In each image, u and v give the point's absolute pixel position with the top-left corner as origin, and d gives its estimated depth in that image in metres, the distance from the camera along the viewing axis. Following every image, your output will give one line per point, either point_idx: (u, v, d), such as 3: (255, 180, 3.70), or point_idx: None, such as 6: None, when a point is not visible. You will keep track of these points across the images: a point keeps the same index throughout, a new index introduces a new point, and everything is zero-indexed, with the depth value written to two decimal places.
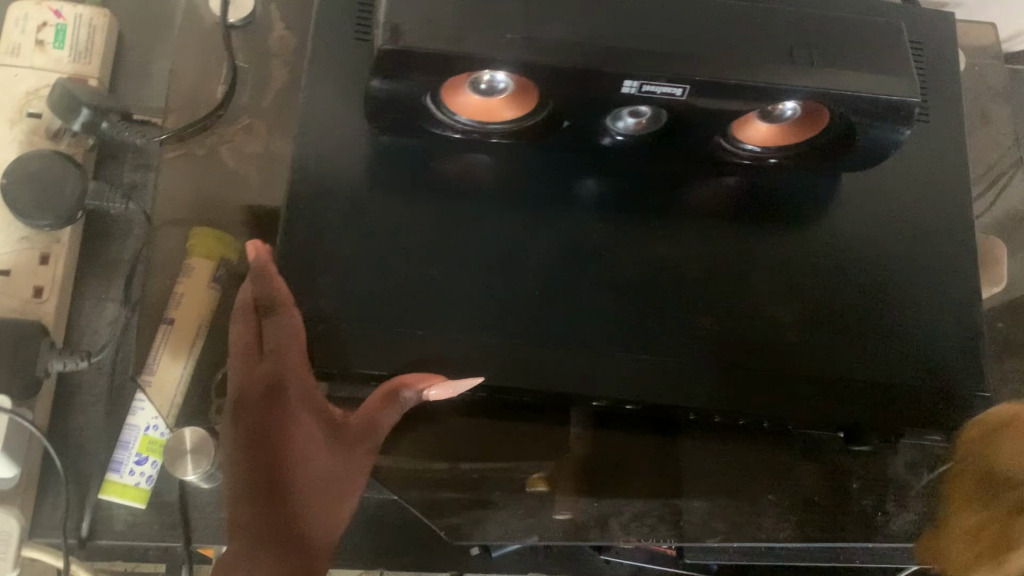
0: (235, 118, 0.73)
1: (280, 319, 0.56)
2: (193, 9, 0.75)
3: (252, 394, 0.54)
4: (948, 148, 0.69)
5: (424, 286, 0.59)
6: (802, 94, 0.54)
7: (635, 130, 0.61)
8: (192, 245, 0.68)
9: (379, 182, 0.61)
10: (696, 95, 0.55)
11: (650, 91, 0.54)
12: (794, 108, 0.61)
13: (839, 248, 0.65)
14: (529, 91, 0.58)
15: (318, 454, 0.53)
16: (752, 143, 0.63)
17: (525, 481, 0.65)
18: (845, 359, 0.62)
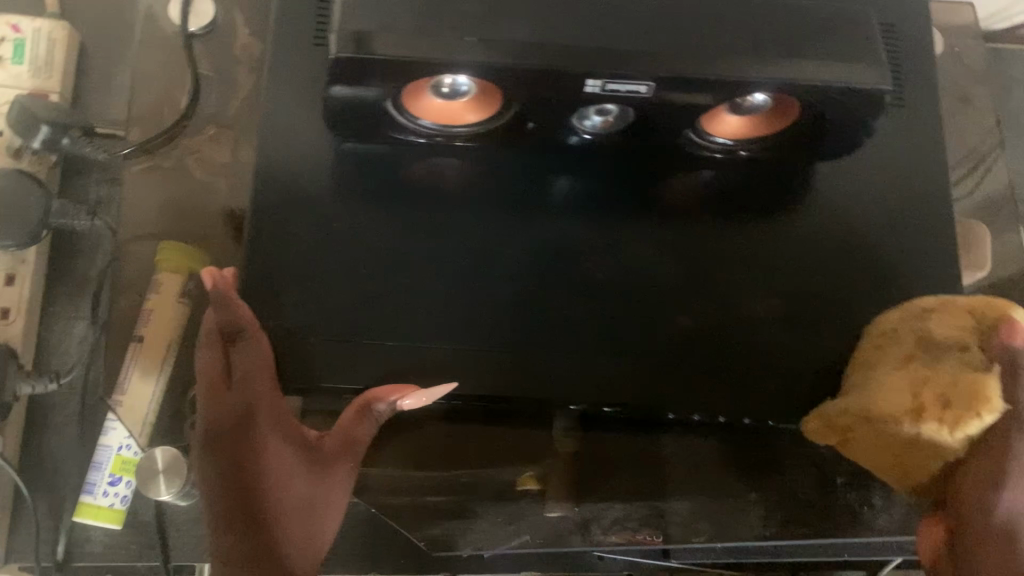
0: (200, 128, 0.73)
1: (244, 348, 0.55)
2: (153, 19, 0.74)
3: (222, 420, 0.55)
4: (927, 133, 0.67)
5: (393, 295, 0.58)
6: (771, 86, 0.52)
7: (603, 128, 0.60)
8: (159, 260, 0.67)
9: (344, 191, 0.60)
10: (662, 91, 0.53)
11: (614, 90, 0.52)
12: (764, 99, 0.59)
13: (816, 239, 0.63)
14: (493, 91, 0.56)
15: (295, 478, 0.55)
16: (723, 136, 0.61)
17: (515, 481, 0.64)
18: (825, 353, 0.61)
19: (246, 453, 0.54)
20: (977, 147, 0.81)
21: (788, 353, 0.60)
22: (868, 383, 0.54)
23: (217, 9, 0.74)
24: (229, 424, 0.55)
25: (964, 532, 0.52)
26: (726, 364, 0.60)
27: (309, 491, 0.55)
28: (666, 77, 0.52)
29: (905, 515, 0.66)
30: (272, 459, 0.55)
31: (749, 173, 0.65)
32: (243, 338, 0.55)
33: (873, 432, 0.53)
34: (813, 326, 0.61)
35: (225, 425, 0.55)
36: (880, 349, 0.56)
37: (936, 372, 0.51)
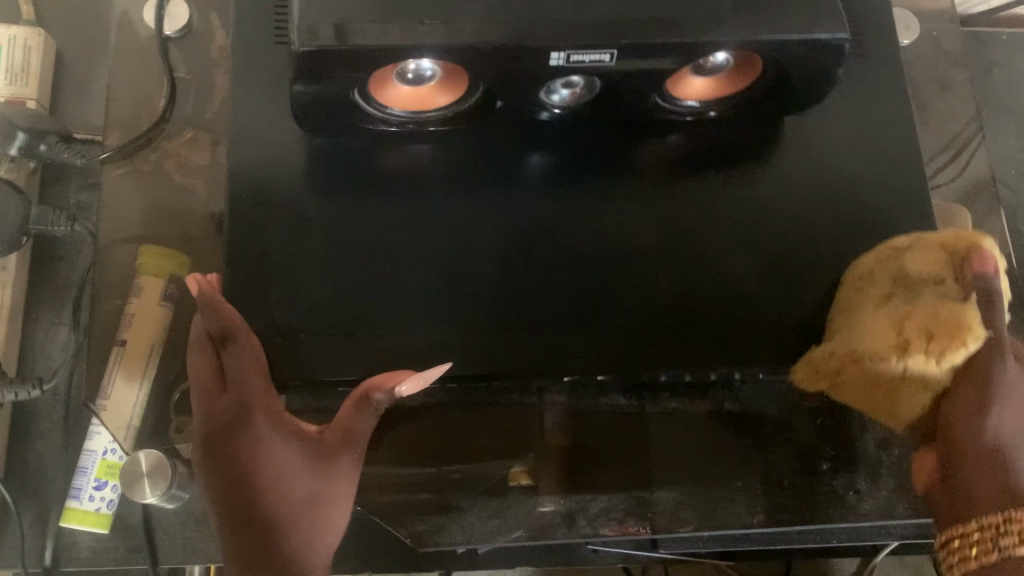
0: (179, 131, 0.72)
1: (234, 350, 0.56)
2: (127, 23, 0.74)
3: (220, 425, 0.55)
4: (881, 94, 0.70)
5: (377, 269, 0.61)
6: (732, 43, 0.57)
7: (571, 101, 0.64)
8: (141, 264, 0.67)
9: (319, 180, 0.64)
10: (622, 60, 0.58)
11: (579, 60, 0.57)
12: (726, 61, 0.64)
13: (786, 195, 0.66)
14: (455, 74, 0.61)
15: (297, 475, 0.55)
16: (691, 99, 0.65)
17: (506, 475, 0.65)
18: (806, 300, 0.63)
19: (246, 457, 0.54)
20: (961, 133, 0.81)
21: (765, 312, 0.62)
22: (853, 324, 0.56)
23: (193, 12, 0.74)
24: (226, 429, 0.55)
25: (958, 454, 0.55)
26: (707, 327, 0.61)
27: (313, 486, 0.56)
28: (627, 45, 0.56)
29: (889, 500, 0.67)
30: (273, 459, 0.55)
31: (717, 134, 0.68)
32: (233, 341, 0.56)
33: (861, 371, 0.56)
34: (793, 280, 0.63)
35: (223, 430, 0.55)
36: (861, 289, 0.58)
37: (917, 306, 0.53)
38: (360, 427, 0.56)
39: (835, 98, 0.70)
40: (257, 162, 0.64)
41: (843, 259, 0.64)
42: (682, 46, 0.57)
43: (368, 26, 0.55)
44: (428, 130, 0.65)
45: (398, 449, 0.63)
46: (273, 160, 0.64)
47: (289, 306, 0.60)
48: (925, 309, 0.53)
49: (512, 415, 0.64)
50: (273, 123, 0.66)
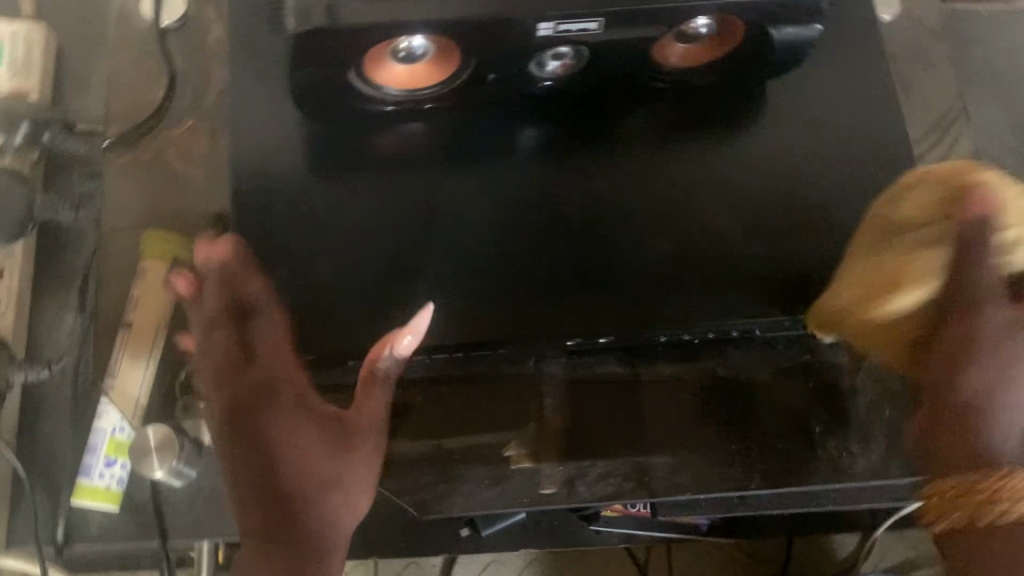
0: (179, 119, 0.74)
1: (244, 321, 0.63)
2: (126, 14, 0.76)
3: (244, 407, 0.63)
4: (861, 61, 0.72)
5: (381, 239, 0.64)
6: (714, 9, 0.60)
7: (562, 72, 0.65)
8: (145, 248, 0.69)
9: (318, 157, 0.66)
10: (609, 27, 0.60)
11: (566, 29, 0.59)
12: (707, 26, 0.65)
13: (772, 159, 0.69)
14: (449, 51, 0.62)
15: (314, 447, 0.62)
16: (677, 65, 0.67)
17: (509, 458, 0.66)
18: (797, 256, 0.66)
19: (269, 443, 0.62)
20: (946, 109, 0.82)
21: (756, 262, 0.65)
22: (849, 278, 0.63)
23: (190, 4, 0.77)
24: (245, 416, 0.63)
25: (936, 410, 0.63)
26: (704, 284, 0.64)
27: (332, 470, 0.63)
28: (615, 13, 0.59)
29: (882, 460, 0.67)
30: (295, 446, 0.62)
31: (701, 100, 0.70)
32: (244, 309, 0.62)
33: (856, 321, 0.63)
34: (783, 239, 0.66)
35: (244, 417, 0.63)
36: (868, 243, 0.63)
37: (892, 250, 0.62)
38: (369, 404, 0.62)
39: (814, 62, 0.72)
40: (255, 142, 0.66)
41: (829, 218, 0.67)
42: (666, 12, 0.59)
43: (364, 3, 0.57)
44: (423, 107, 0.67)
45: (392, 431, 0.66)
46: (267, 142, 0.66)
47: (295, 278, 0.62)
48: (888, 238, 0.63)
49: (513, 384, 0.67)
50: (266, 107, 0.67)
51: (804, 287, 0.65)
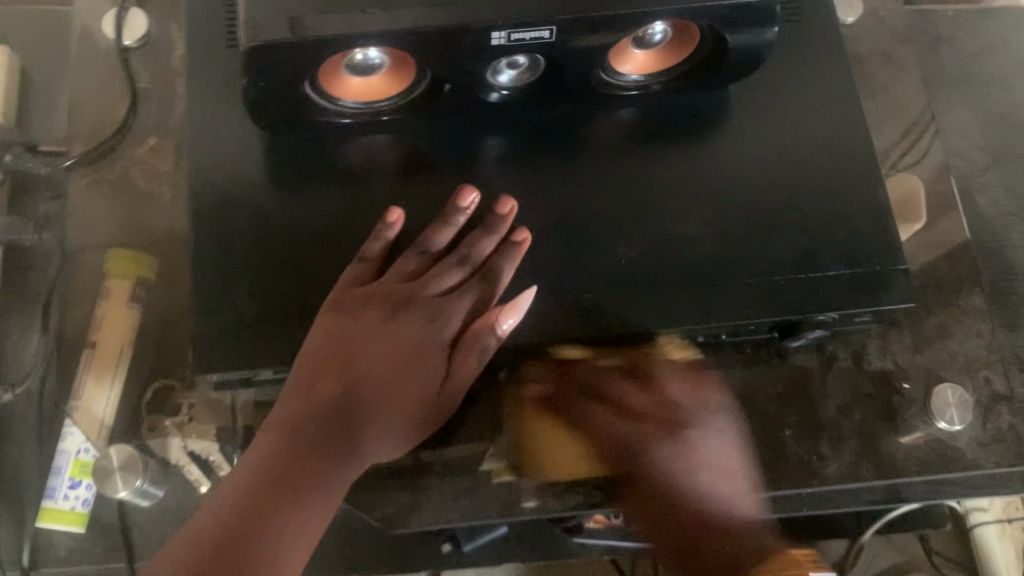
0: (141, 139, 0.74)
1: (476, 251, 0.63)
2: (87, 36, 0.77)
3: (364, 317, 0.60)
4: (825, 66, 0.72)
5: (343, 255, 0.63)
6: (666, 14, 0.60)
7: (518, 81, 0.66)
8: (109, 269, 0.70)
9: (276, 172, 0.65)
10: (562, 37, 0.60)
11: (519, 39, 0.59)
12: (662, 30, 0.67)
13: (737, 162, 0.68)
14: (405, 59, 0.63)
15: (394, 401, 0.59)
16: (634, 72, 0.68)
17: (488, 471, 0.65)
18: (763, 260, 0.65)
19: (374, 362, 0.59)
20: (914, 111, 0.82)
21: (724, 267, 0.65)
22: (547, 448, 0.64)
23: (152, 22, 0.77)
24: (386, 331, 0.60)
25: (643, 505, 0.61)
26: (672, 287, 0.64)
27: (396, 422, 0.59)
28: (566, 19, 0.59)
29: (853, 462, 0.67)
30: (410, 372, 0.60)
31: (663, 106, 0.70)
32: (470, 249, 0.63)
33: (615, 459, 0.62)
34: (750, 243, 0.65)
35: (365, 330, 0.59)
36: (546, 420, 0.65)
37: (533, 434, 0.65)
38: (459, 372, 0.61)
39: (774, 66, 0.72)
40: (213, 158, 0.65)
41: (798, 219, 0.66)
42: (618, 18, 0.59)
43: (315, 16, 0.57)
44: (382, 119, 0.67)
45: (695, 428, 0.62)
46: (226, 158, 0.66)
47: (254, 294, 0.61)
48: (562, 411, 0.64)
49: (522, 451, 0.65)
50: (223, 123, 0.67)
51: (772, 289, 0.64)
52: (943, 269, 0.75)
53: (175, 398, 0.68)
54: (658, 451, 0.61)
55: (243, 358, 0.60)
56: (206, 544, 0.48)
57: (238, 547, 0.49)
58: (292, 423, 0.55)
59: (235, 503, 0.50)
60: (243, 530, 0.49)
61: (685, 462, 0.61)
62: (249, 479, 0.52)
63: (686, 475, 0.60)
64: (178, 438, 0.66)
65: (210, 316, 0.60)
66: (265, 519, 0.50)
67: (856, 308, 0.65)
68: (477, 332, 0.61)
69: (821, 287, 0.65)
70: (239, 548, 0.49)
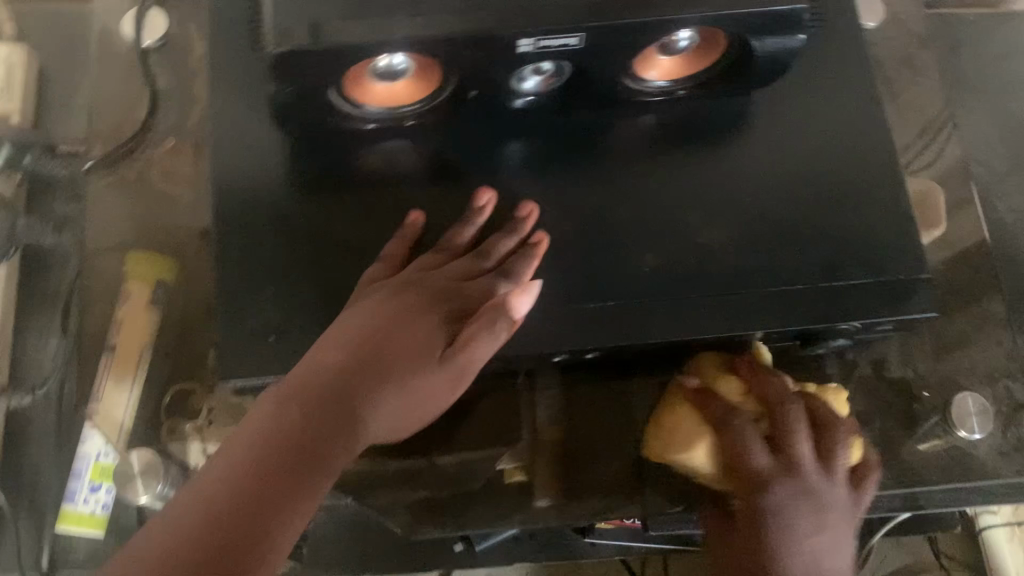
0: (162, 139, 0.74)
1: (498, 248, 0.62)
2: (107, 36, 0.76)
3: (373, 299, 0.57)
4: (848, 71, 0.72)
5: (367, 261, 0.63)
6: (694, 21, 0.60)
7: (544, 87, 0.66)
8: (129, 272, 0.69)
9: (299, 176, 0.65)
10: (589, 44, 0.60)
11: (546, 46, 0.59)
12: (689, 38, 0.66)
13: (761, 167, 0.68)
14: (431, 65, 0.62)
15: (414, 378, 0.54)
16: (659, 78, 0.68)
17: (503, 471, 0.68)
18: (788, 268, 0.65)
19: (383, 342, 0.54)
20: (934, 115, 0.82)
21: (747, 274, 0.65)
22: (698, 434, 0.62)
23: (171, 21, 0.76)
24: (391, 308, 0.56)
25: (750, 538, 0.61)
26: (695, 292, 0.64)
27: (389, 402, 0.51)
28: (593, 27, 0.59)
29: (873, 470, 0.67)
30: (415, 339, 0.55)
31: (685, 112, 0.70)
32: (489, 247, 0.62)
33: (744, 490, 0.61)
34: (774, 251, 0.65)
35: (367, 315, 0.56)
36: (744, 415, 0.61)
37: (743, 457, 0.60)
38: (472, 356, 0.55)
39: (798, 72, 0.72)
40: (235, 161, 0.65)
41: (822, 226, 0.66)
42: (647, 27, 0.59)
43: (343, 22, 0.57)
44: (405, 124, 0.66)
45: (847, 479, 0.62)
46: (249, 162, 0.65)
47: (277, 299, 0.61)
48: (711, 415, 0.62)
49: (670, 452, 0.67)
50: (245, 127, 0.66)
51: (796, 296, 0.64)
52: (963, 276, 0.75)
53: (195, 401, 0.67)
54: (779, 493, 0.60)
55: (266, 365, 0.59)
56: (205, 514, 0.40)
57: (248, 514, 0.41)
58: (299, 389, 0.48)
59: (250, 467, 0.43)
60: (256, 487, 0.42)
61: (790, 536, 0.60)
62: (256, 441, 0.44)
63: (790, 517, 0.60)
64: (197, 441, 0.66)
65: (233, 322, 0.60)
66: (280, 487, 0.43)
67: (880, 317, 0.64)
68: (492, 307, 0.56)
69: (844, 295, 0.65)
70: (252, 514, 0.41)
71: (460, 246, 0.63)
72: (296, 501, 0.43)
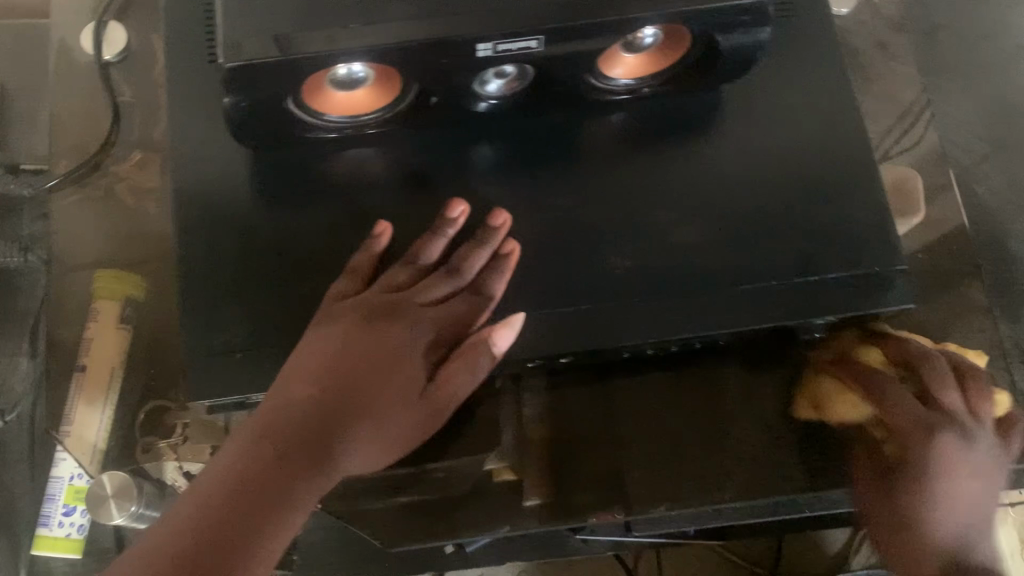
0: (127, 154, 0.74)
1: (470, 261, 0.61)
2: (65, 50, 0.75)
3: (343, 325, 0.57)
4: (823, 60, 0.71)
5: (332, 276, 0.62)
6: (656, 17, 0.58)
7: (506, 91, 0.64)
8: (97, 290, 0.69)
9: (263, 189, 0.64)
10: (549, 45, 0.59)
11: (505, 49, 0.58)
12: (653, 34, 0.65)
13: (732, 162, 0.67)
14: (391, 72, 0.61)
15: (394, 408, 0.55)
16: (623, 76, 0.66)
17: (489, 470, 0.66)
18: (763, 265, 0.64)
19: (359, 368, 0.55)
20: (909, 100, 0.81)
21: (721, 271, 0.63)
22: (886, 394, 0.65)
23: (133, 32, 0.75)
24: (370, 338, 0.57)
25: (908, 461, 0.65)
26: (670, 293, 0.63)
27: (366, 436, 0.53)
28: (554, 27, 0.58)
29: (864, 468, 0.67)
30: (392, 375, 0.56)
31: (655, 109, 0.69)
32: (460, 261, 0.61)
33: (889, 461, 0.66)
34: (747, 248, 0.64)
35: (344, 335, 0.56)
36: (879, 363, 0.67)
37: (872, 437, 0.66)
38: (451, 385, 0.57)
39: (768, 64, 0.71)
40: (197, 176, 0.64)
41: (796, 222, 0.65)
42: (608, 25, 0.58)
43: (298, 33, 0.56)
44: (367, 133, 0.65)
45: (752, 489, 0.66)
46: (211, 177, 0.64)
47: (242, 316, 0.60)
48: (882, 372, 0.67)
49: (660, 453, 0.67)
50: (206, 139, 0.65)
51: (771, 292, 0.63)
52: (942, 263, 0.75)
53: (168, 417, 0.67)
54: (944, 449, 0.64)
55: (234, 383, 0.58)
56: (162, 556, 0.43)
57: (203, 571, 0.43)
58: (272, 428, 0.50)
59: (209, 504, 0.46)
60: (216, 534, 0.45)
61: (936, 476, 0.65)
62: (216, 490, 0.46)
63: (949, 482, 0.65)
64: (174, 459, 0.66)
65: (200, 342, 0.59)
66: (245, 540, 0.45)
67: (858, 310, 0.63)
68: (473, 344, 0.58)
69: (819, 290, 0.64)
70: (218, 570, 0.44)
71: (432, 259, 0.62)
72: (259, 554, 0.45)
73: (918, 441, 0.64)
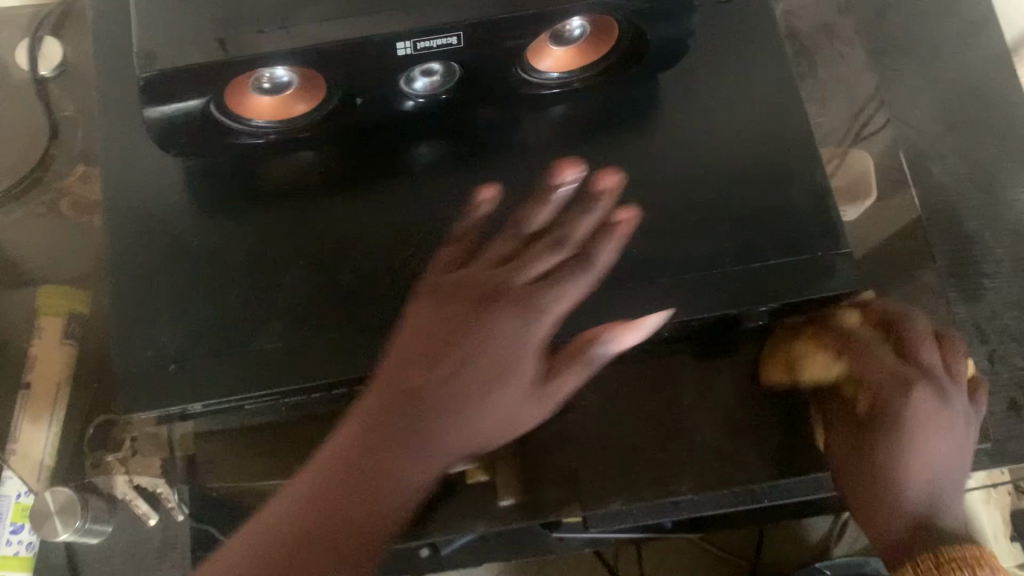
0: (70, 169, 0.80)
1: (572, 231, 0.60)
2: (3, 69, 0.84)
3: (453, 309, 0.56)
4: (761, 45, 0.70)
5: (265, 284, 0.61)
6: (577, 8, 0.58)
7: (431, 89, 0.65)
8: (40, 307, 0.74)
9: (197, 200, 0.64)
10: (472, 41, 0.58)
11: (426, 47, 0.57)
12: (581, 27, 0.66)
13: (672, 150, 0.66)
14: (313, 75, 0.61)
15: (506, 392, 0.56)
16: (553, 70, 0.67)
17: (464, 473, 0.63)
18: (706, 253, 0.63)
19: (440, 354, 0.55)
20: (856, 81, 0.80)
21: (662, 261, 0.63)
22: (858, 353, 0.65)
23: (68, 50, 0.83)
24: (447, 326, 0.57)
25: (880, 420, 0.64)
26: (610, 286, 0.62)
27: (470, 421, 0.54)
28: (473, 22, 0.57)
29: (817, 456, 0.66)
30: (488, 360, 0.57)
31: (595, 101, 0.68)
32: (563, 229, 0.60)
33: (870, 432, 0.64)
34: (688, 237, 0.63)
35: (458, 316, 0.55)
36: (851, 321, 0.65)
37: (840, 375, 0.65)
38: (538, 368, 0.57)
39: (706, 50, 0.70)
40: (131, 191, 0.64)
41: (738, 208, 0.64)
42: (528, 18, 0.58)
43: (213, 40, 0.55)
44: (297, 137, 0.65)
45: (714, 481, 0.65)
46: (146, 190, 0.64)
47: (176, 328, 0.60)
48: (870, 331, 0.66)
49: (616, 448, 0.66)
50: (143, 155, 0.66)
51: (712, 281, 0.62)
52: (897, 244, 0.74)
53: (116, 432, 0.69)
54: (925, 402, 0.64)
55: (167, 397, 0.58)
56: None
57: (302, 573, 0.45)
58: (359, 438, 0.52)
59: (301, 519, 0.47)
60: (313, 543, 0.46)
61: (928, 432, 0.63)
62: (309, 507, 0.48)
63: (933, 437, 0.63)
64: (123, 472, 0.69)
65: (133, 355, 0.59)
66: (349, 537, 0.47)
67: (801, 296, 0.63)
68: (591, 336, 0.61)
69: (761, 276, 0.63)
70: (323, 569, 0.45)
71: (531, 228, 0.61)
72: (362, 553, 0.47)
73: (896, 399, 0.64)
